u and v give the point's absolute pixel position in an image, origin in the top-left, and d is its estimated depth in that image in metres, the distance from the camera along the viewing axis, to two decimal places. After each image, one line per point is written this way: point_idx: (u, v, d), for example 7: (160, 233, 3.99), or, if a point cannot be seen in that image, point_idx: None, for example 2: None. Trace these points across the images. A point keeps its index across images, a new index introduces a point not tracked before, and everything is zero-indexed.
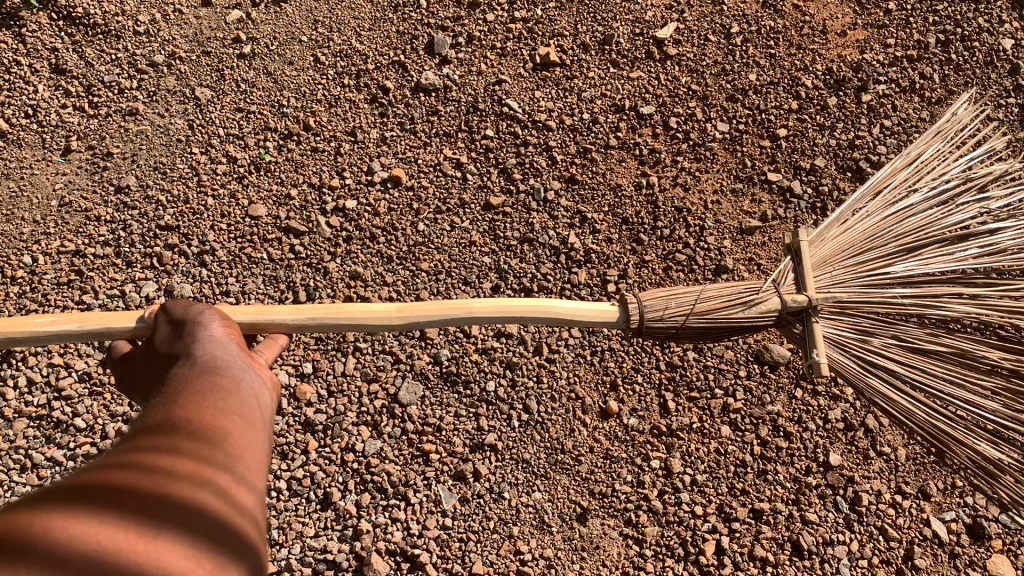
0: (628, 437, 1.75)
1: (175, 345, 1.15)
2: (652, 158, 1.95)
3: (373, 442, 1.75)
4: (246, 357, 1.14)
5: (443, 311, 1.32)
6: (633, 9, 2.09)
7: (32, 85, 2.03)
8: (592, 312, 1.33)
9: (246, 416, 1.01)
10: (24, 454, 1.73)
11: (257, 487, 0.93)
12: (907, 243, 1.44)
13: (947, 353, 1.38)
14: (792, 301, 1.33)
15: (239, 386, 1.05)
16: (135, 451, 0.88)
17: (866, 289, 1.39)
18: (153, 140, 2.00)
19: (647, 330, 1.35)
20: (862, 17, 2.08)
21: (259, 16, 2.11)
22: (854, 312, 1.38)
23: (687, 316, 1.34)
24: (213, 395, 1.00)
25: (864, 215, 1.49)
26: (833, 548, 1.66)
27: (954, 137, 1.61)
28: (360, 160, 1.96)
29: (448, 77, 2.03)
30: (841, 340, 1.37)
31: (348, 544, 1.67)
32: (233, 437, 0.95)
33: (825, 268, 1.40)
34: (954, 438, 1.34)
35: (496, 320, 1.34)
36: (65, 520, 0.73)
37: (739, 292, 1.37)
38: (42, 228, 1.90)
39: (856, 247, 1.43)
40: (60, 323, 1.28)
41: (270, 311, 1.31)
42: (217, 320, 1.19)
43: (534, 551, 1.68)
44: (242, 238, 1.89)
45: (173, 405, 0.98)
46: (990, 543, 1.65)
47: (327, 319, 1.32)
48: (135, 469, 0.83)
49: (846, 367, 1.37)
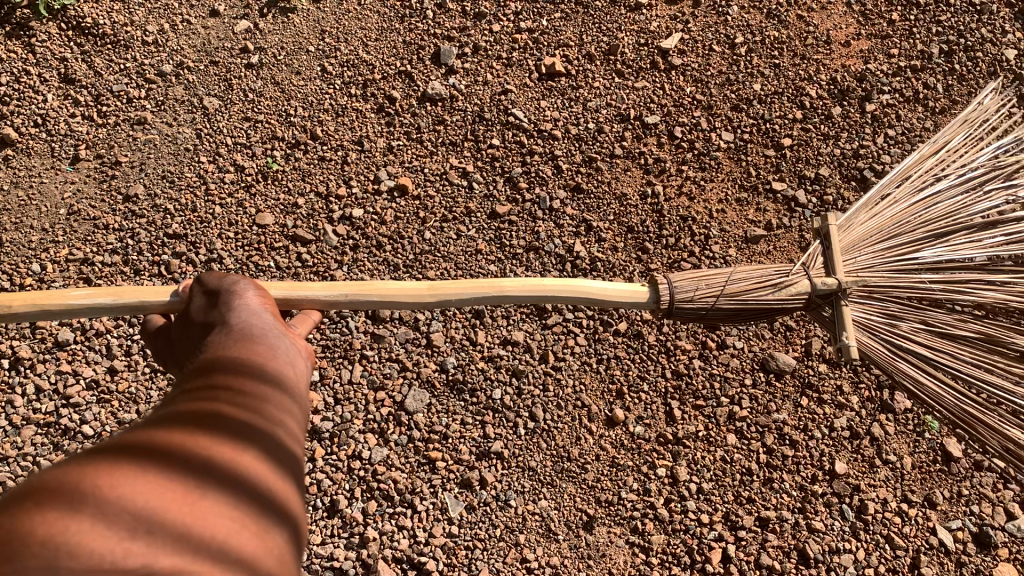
0: (634, 445, 1.76)
1: (211, 313, 1.15)
2: (658, 167, 1.96)
3: (380, 449, 1.75)
4: (279, 327, 1.15)
5: (473, 289, 1.33)
6: (638, 19, 2.11)
7: (41, 94, 2.04)
8: (623, 292, 1.35)
9: (283, 384, 1.02)
10: (31, 461, 1.73)
11: (296, 450, 0.94)
12: (935, 229, 1.45)
13: (976, 338, 1.39)
14: (823, 284, 1.34)
15: (277, 341, 1.10)
16: (178, 412, 0.89)
17: (894, 274, 1.40)
18: (161, 149, 2.01)
19: (677, 312, 1.35)
20: (866, 28, 2.10)
21: (267, 26, 2.13)
22: (882, 296, 1.39)
23: (717, 298, 1.35)
24: (255, 343, 1.06)
25: (891, 202, 1.50)
26: (839, 556, 1.66)
27: (981, 125, 1.61)
28: (367, 169, 1.98)
29: (455, 87, 2.05)
30: (869, 324, 1.37)
31: (354, 552, 1.67)
32: (275, 397, 0.98)
33: (852, 253, 1.41)
34: (983, 422, 1.35)
35: (530, 300, 1.35)
36: (117, 474, 0.73)
37: (769, 274, 1.38)
38: (50, 236, 1.92)
39: (884, 233, 1.44)
40: (94, 298, 1.29)
41: (304, 287, 1.33)
42: (251, 290, 1.20)
43: (540, 559, 1.68)
44: (249, 246, 1.90)
45: (212, 373, 0.98)
46: (996, 552, 1.65)
47: (360, 296, 1.33)
48: (179, 429, 0.84)
49: (875, 351, 1.37)
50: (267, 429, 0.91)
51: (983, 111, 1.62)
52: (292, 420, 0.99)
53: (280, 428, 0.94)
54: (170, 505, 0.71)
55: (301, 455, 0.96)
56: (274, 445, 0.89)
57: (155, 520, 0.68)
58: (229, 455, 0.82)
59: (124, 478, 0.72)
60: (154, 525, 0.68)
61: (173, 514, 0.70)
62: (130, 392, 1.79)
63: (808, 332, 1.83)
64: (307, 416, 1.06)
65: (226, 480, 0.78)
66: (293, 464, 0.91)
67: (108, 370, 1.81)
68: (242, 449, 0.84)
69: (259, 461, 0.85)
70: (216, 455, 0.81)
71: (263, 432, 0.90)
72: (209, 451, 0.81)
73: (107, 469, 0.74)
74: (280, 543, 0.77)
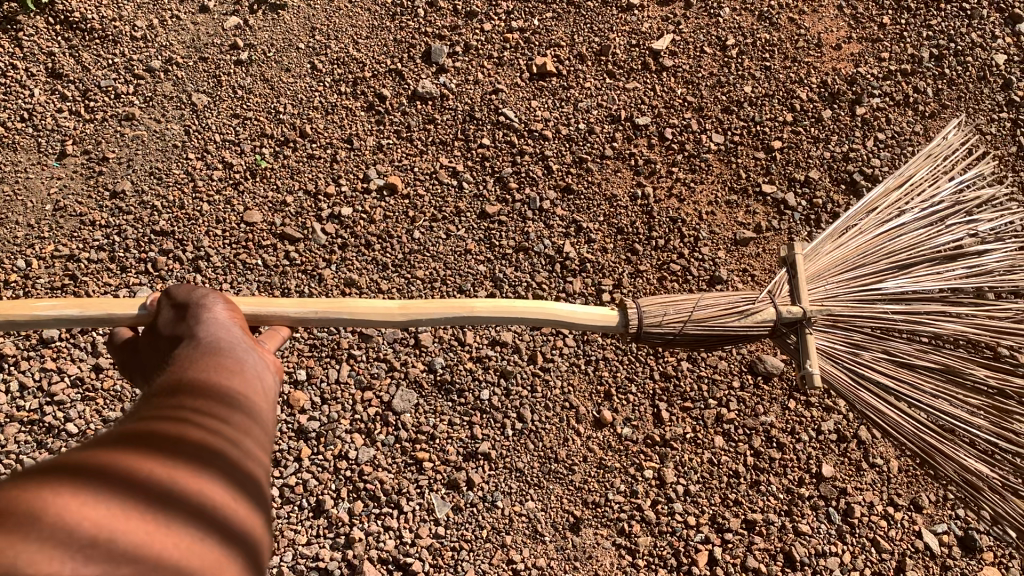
0: (622, 446, 1.75)
1: (179, 326, 1.14)
2: (648, 168, 1.96)
3: (367, 449, 1.74)
4: (247, 341, 1.15)
5: (446, 309, 1.32)
6: (629, 20, 2.11)
7: (28, 89, 2.03)
8: (593, 316, 1.34)
9: (248, 402, 1.02)
10: (15, 459, 1.72)
11: (257, 470, 0.94)
12: (899, 260, 1.46)
13: (936, 368, 1.39)
14: (787, 312, 1.34)
15: (244, 357, 1.09)
16: (139, 430, 0.89)
17: (859, 303, 1.40)
18: (149, 145, 2.00)
19: (646, 336, 1.35)
20: (857, 31, 2.10)
21: (257, 22, 2.11)
22: (846, 325, 1.39)
23: (685, 323, 1.34)
24: (222, 357, 1.06)
25: (857, 232, 1.50)
26: (826, 559, 1.66)
27: (945, 159, 1.63)
28: (357, 168, 1.97)
29: (445, 86, 2.04)
30: (832, 353, 1.37)
31: (340, 552, 1.66)
32: (238, 417, 0.98)
33: (819, 282, 1.41)
34: (942, 451, 1.35)
35: (502, 321, 1.33)
36: (73, 492, 0.72)
37: (736, 301, 1.37)
38: (36, 232, 1.90)
39: (849, 262, 1.44)
40: (61, 309, 1.27)
41: (272, 303, 1.32)
42: (220, 304, 1.19)
43: (527, 560, 1.68)
44: (237, 244, 1.89)
45: (176, 389, 0.98)
46: (981, 556, 1.66)
47: (330, 314, 1.32)
48: (138, 449, 0.83)
49: (838, 380, 1.38)
50: (229, 448, 0.91)
51: (947, 145, 1.64)
52: (255, 440, 0.99)
53: (242, 447, 0.94)
54: (127, 527, 0.70)
55: (262, 475, 0.96)
56: (234, 467, 0.89)
57: (113, 542, 0.68)
58: (189, 477, 0.82)
59: (81, 497, 0.71)
60: (113, 542, 0.68)
61: (128, 532, 0.70)
62: (115, 390, 1.78)
63: None
64: (271, 433, 1.06)
65: (183, 501, 0.78)
66: (253, 485, 0.91)
67: (93, 368, 1.79)
68: (202, 472, 0.84)
69: (219, 483, 0.85)
70: (175, 476, 0.81)
71: (225, 452, 0.90)
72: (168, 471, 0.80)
73: (65, 490, 0.72)
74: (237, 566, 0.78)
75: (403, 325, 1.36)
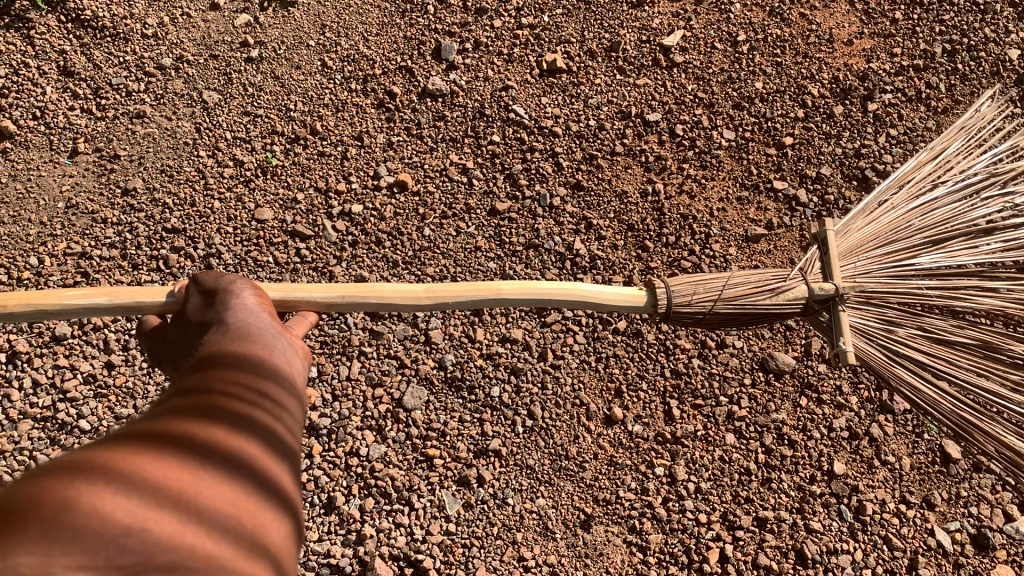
0: (633, 443, 1.75)
1: (207, 312, 1.15)
2: (659, 164, 1.95)
3: (378, 446, 1.74)
4: (277, 325, 1.15)
5: (472, 293, 1.32)
6: (640, 16, 2.10)
7: (40, 87, 2.03)
8: (619, 295, 1.33)
9: (282, 380, 1.03)
10: (28, 455, 1.73)
11: (293, 445, 0.96)
12: (932, 235, 1.45)
13: (971, 345, 1.38)
14: (819, 289, 1.33)
15: (275, 340, 1.10)
16: (178, 407, 0.90)
17: (892, 280, 1.39)
18: (160, 142, 2.00)
19: (674, 316, 1.34)
20: (869, 26, 2.09)
21: (267, 20, 2.11)
22: (879, 302, 1.38)
23: (715, 302, 1.34)
24: (253, 339, 1.07)
25: (889, 207, 1.49)
26: (838, 556, 1.65)
27: (978, 133, 1.61)
28: (367, 165, 1.97)
29: (456, 83, 2.04)
30: (866, 330, 1.36)
31: (351, 549, 1.67)
32: (274, 393, 0.99)
33: (851, 258, 1.40)
34: (980, 428, 1.33)
35: (528, 302, 1.33)
36: (120, 460, 0.74)
37: (767, 280, 1.37)
38: (48, 230, 1.91)
39: (881, 238, 1.44)
40: (90, 297, 1.27)
41: (300, 290, 1.32)
42: (248, 290, 1.19)
43: (538, 557, 1.68)
44: (248, 242, 1.90)
45: (211, 368, 0.99)
46: (994, 554, 1.65)
47: (357, 299, 1.32)
48: (180, 421, 0.85)
49: (872, 357, 1.36)
50: (266, 422, 0.93)
51: (981, 118, 1.62)
52: (291, 415, 1.00)
53: (279, 423, 0.95)
54: (174, 488, 0.73)
55: (298, 450, 0.97)
56: (272, 439, 0.91)
57: (161, 500, 0.70)
58: (230, 443, 0.84)
59: (128, 463, 0.74)
60: (161, 500, 0.70)
61: (174, 491, 0.72)
62: (127, 387, 1.79)
63: (807, 332, 1.82)
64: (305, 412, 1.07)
65: (225, 466, 0.80)
66: (289, 458, 0.92)
67: (105, 365, 1.80)
68: (241, 439, 0.86)
69: (259, 453, 0.86)
70: (216, 444, 0.83)
71: (261, 425, 0.91)
72: (208, 440, 0.82)
73: (110, 459, 0.74)
74: (280, 530, 0.80)
75: (428, 309, 1.36)
